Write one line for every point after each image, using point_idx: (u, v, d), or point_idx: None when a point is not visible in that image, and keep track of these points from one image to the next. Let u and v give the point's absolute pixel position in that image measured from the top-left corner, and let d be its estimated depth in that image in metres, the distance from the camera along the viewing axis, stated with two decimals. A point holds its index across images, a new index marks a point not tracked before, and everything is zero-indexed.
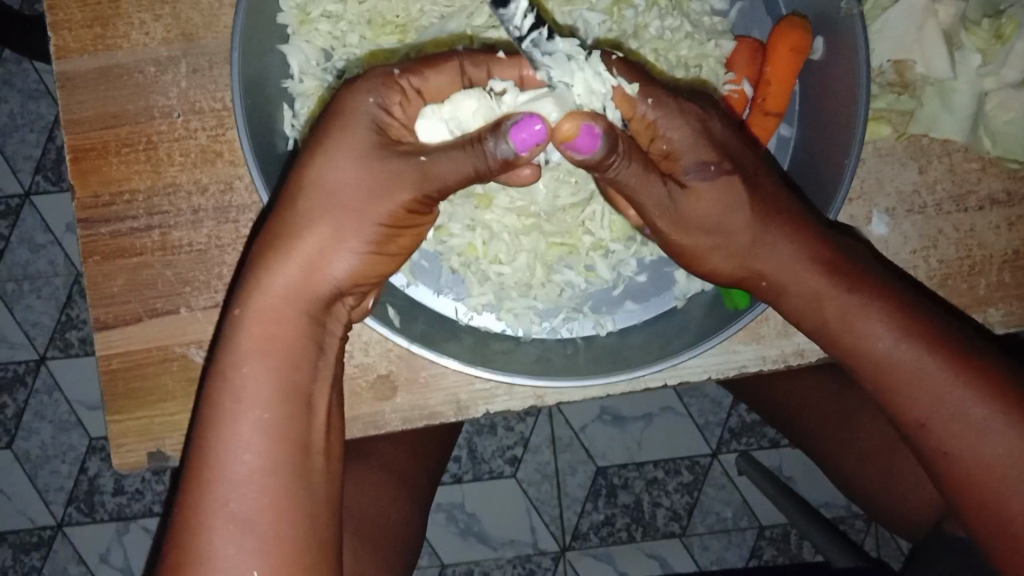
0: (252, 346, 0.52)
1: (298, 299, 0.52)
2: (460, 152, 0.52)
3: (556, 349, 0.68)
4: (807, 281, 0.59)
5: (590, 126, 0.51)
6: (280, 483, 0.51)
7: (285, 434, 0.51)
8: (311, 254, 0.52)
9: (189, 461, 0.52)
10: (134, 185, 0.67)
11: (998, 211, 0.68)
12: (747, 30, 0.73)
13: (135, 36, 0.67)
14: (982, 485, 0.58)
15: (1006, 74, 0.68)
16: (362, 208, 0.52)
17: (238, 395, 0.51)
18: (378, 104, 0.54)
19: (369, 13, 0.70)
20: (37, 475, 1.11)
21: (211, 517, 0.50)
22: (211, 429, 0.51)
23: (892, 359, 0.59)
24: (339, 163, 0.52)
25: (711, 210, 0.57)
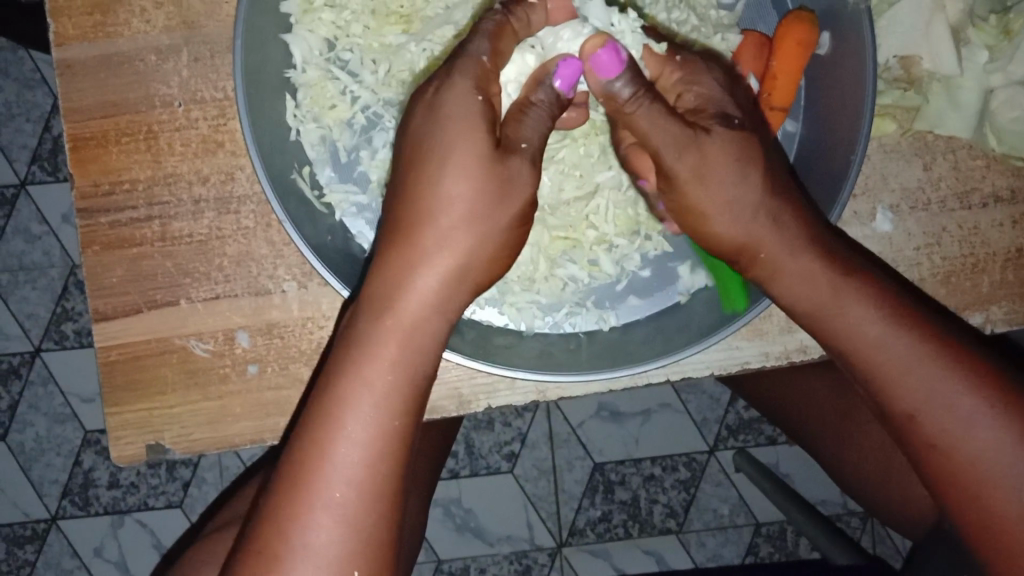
0: (392, 351, 0.51)
1: (435, 308, 0.52)
2: (529, 113, 0.56)
3: (559, 343, 0.67)
4: (799, 262, 0.57)
5: (613, 44, 0.56)
6: (391, 488, 0.50)
7: (405, 440, 0.51)
8: (451, 262, 0.52)
9: (298, 456, 0.50)
10: (134, 175, 0.67)
11: (1002, 209, 0.68)
12: (753, 24, 0.72)
13: (136, 23, 0.66)
14: (967, 484, 0.55)
15: (1013, 70, 0.68)
16: (497, 219, 0.53)
17: (370, 397, 0.50)
18: (485, 96, 0.53)
19: (373, 3, 0.69)
20: (32, 468, 1.10)
21: (320, 516, 0.48)
22: (332, 426, 0.50)
23: (883, 346, 0.56)
24: (470, 166, 0.52)
25: (728, 163, 0.56)
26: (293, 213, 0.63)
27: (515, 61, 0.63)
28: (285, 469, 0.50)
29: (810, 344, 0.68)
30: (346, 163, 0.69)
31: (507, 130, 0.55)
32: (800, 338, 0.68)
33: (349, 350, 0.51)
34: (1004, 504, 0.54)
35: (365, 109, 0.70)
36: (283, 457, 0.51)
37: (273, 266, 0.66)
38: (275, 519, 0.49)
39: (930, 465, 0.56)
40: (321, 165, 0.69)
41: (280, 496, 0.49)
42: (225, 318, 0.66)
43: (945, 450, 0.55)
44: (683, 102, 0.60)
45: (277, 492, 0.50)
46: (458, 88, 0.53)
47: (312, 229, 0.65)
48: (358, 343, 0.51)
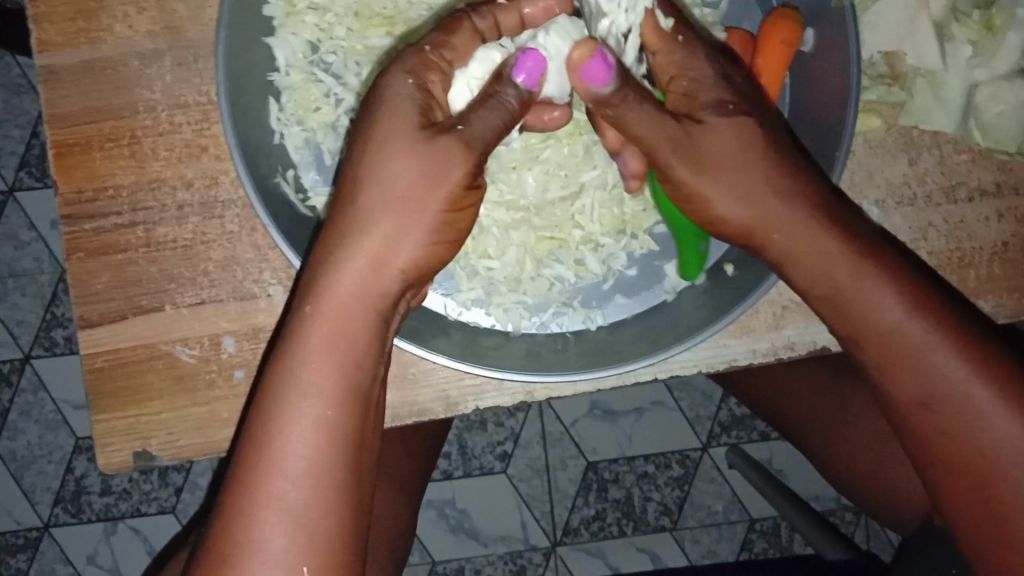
0: (322, 341, 0.52)
1: (365, 297, 0.53)
2: (485, 108, 0.56)
3: (546, 344, 0.67)
4: (822, 247, 0.57)
5: (603, 53, 0.55)
6: (337, 480, 0.51)
7: (344, 430, 0.51)
8: (377, 248, 0.53)
9: (243, 451, 0.51)
10: (118, 181, 0.66)
11: (988, 203, 0.68)
12: (738, 23, 0.72)
13: (118, 28, 0.66)
14: (976, 473, 0.55)
15: (997, 66, 0.68)
16: (422, 200, 0.53)
17: (302, 389, 0.51)
18: (415, 83, 0.55)
19: (357, 5, 0.69)
20: (23, 475, 1.10)
21: (264, 508, 0.49)
22: (270, 420, 0.51)
23: (903, 331, 0.56)
24: (392, 154, 0.53)
25: (727, 143, 0.57)
26: (277, 217, 0.63)
27: (480, 58, 0.61)
28: (233, 466, 0.51)
29: (797, 341, 0.68)
30: (330, 165, 0.69)
31: (456, 120, 0.55)
32: (788, 335, 0.68)
33: (286, 346, 0.52)
34: (1011, 491, 0.54)
35: (349, 111, 0.69)
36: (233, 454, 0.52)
37: (260, 270, 0.66)
38: (227, 516, 0.50)
39: (937, 452, 0.56)
40: (305, 169, 0.69)
41: (230, 493, 0.51)
42: (211, 323, 0.66)
43: (953, 437, 0.55)
44: (678, 86, 0.59)
45: (227, 491, 0.51)
46: (389, 80, 0.55)
47: (297, 233, 0.65)
48: (292, 336, 0.52)
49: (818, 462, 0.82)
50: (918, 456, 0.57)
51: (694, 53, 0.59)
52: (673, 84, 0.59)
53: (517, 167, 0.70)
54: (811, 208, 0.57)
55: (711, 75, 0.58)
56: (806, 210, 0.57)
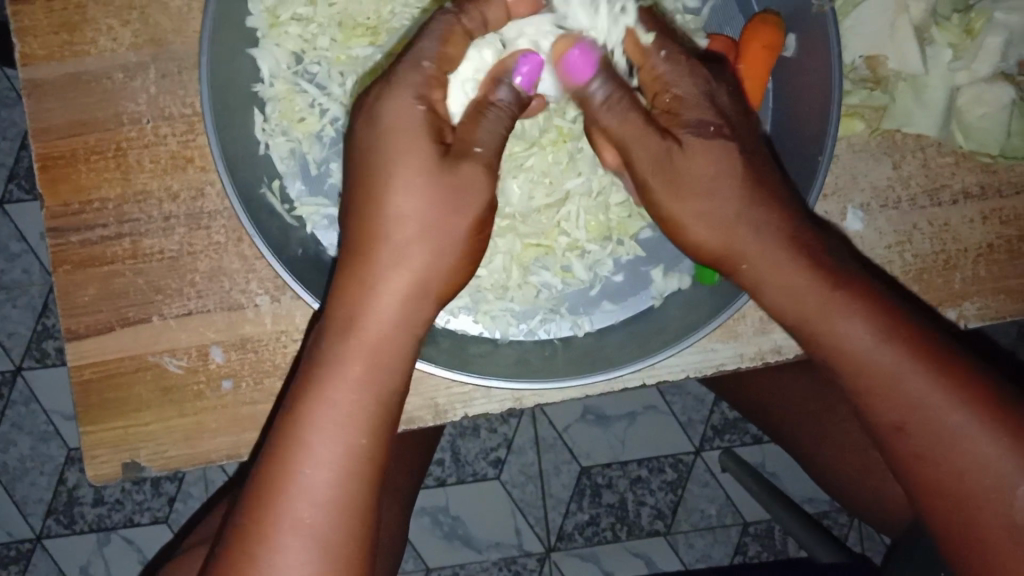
0: (356, 371, 0.52)
1: (396, 326, 0.53)
2: (492, 119, 0.57)
3: (533, 350, 0.68)
4: (789, 276, 0.57)
5: (584, 47, 0.62)
6: (359, 503, 0.52)
7: (370, 454, 0.52)
8: (407, 276, 0.53)
9: (264, 474, 0.52)
10: (104, 193, 0.66)
11: (972, 205, 0.69)
12: (720, 28, 0.72)
13: (103, 41, 0.66)
14: (950, 495, 0.55)
15: (977, 69, 0.69)
16: (448, 228, 0.53)
17: (331, 417, 0.51)
18: (423, 102, 0.54)
19: (340, 15, 0.69)
20: (15, 487, 1.10)
21: (286, 532, 0.50)
22: (293, 445, 0.51)
23: (874, 361, 0.56)
24: (415, 180, 0.52)
25: (706, 169, 0.56)
26: (262, 227, 0.63)
27: (472, 57, 0.65)
28: (253, 486, 0.52)
29: (784, 345, 0.68)
30: (316, 176, 0.69)
31: (467, 137, 0.55)
32: (775, 338, 0.68)
33: (313, 372, 0.52)
34: (990, 516, 0.54)
35: (335, 121, 0.69)
36: (252, 475, 0.53)
37: (246, 280, 0.66)
38: (245, 538, 0.51)
39: (917, 476, 0.56)
40: (291, 179, 0.69)
41: (250, 514, 0.51)
42: (199, 333, 0.66)
43: (934, 462, 0.55)
44: (662, 101, 0.59)
45: (244, 507, 0.52)
46: (395, 100, 0.53)
47: (284, 243, 0.65)
48: (319, 363, 0.52)
49: (808, 463, 0.82)
50: (903, 477, 0.57)
51: (681, 69, 0.59)
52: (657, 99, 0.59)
53: (501, 173, 0.70)
54: (785, 233, 0.57)
55: (699, 94, 0.58)
56: (780, 236, 0.57)
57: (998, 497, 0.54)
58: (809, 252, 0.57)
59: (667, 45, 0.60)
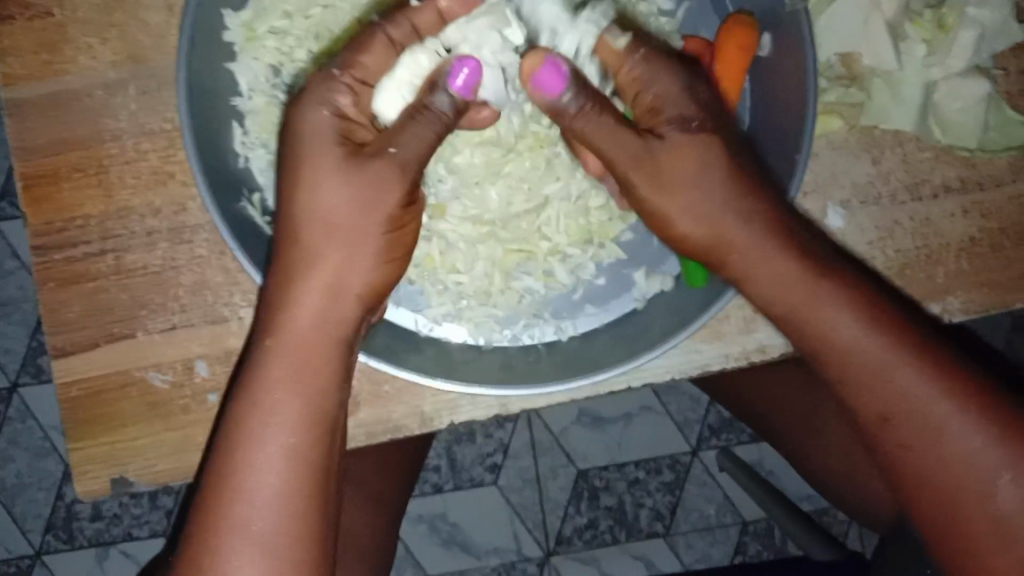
0: (280, 369, 0.54)
1: (321, 322, 0.56)
2: (415, 121, 0.57)
3: (518, 356, 0.68)
4: (774, 268, 0.59)
5: (557, 62, 0.59)
6: (301, 503, 0.53)
7: (306, 453, 0.54)
8: (330, 276, 0.56)
9: (210, 482, 0.54)
10: (87, 210, 0.67)
11: (954, 198, 0.69)
12: (695, 29, 0.72)
13: (82, 59, 0.66)
14: (936, 483, 0.57)
15: (951, 64, 0.68)
16: (365, 224, 0.56)
17: (262, 416, 0.54)
18: (332, 114, 0.57)
19: (317, 27, 0.69)
20: (14, 504, 1.10)
21: (229, 534, 0.52)
22: (233, 451, 0.53)
23: (860, 348, 0.57)
24: (328, 184, 0.56)
25: (689, 164, 0.59)
26: (242, 240, 0.63)
27: (408, 64, 0.62)
28: (202, 493, 0.55)
29: (769, 343, 0.68)
30: None
31: (387, 140, 0.57)
32: (759, 338, 0.68)
33: (247, 379, 0.55)
34: (975, 504, 0.56)
35: None
36: (201, 485, 0.55)
37: (230, 294, 0.66)
38: (198, 544, 0.53)
39: (902, 466, 0.58)
40: (271, 191, 0.69)
41: (200, 523, 0.53)
42: (184, 347, 0.66)
43: (918, 451, 0.57)
44: (643, 98, 0.61)
45: (194, 517, 0.54)
46: (307, 113, 0.57)
47: (265, 255, 0.65)
48: (251, 368, 0.55)
49: (800, 457, 0.82)
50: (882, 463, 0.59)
51: (658, 66, 0.61)
52: (640, 97, 0.61)
53: (479, 181, 0.70)
54: (769, 229, 0.59)
55: (677, 90, 0.60)
56: (761, 229, 0.59)
57: (980, 487, 0.56)
58: (790, 245, 0.59)
59: (642, 44, 0.62)
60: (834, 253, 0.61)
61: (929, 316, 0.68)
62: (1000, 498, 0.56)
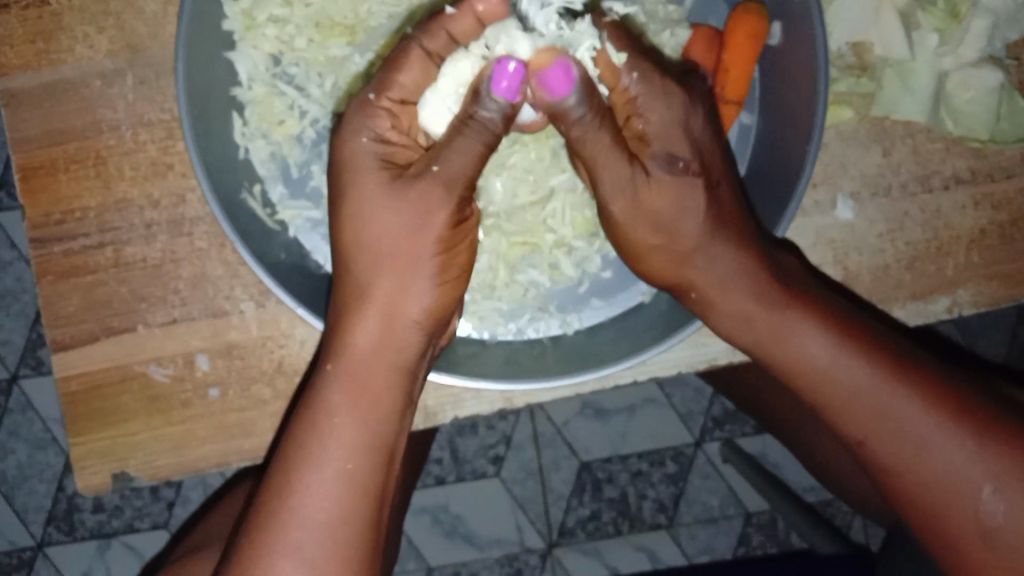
0: (343, 396, 0.54)
1: (381, 348, 0.55)
2: (463, 136, 0.55)
3: (523, 350, 0.67)
4: (733, 298, 0.59)
5: (564, 63, 0.56)
6: (353, 532, 0.52)
7: (361, 480, 0.53)
8: (384, 301, 0.55)
9: (259, 510, 0.53)
10: (85, 202, 0.66)
11: (964, 190, 0.68)
12: (703, 19, 0.71)
13: (79, 49, 0.65)
14: (936, 501, 0.56)
15: (963, 53, 0.68)
16: (417, 248, 0.55)
17: (322, 441, 0.53)
18: (373, 139, 0.57)
19: (317, 16, 0.68)
20: (15, 496, 1.09)
21: (281, 557, 0.51)
22: (288, 477, 0.53)
23: (829, 378, 0.58)
24: (380, 207, 0.55)
25: (666, 202, 0.58)
26: (244, 233, 0.62)
27: (449, 73, 0.60)
28: (252, 515, 0.53)
29: None
30: (298, 178, 0.69)
31: (431, 160, 0.56)
32: None
33: (306, 406, 0.55)
34: (960, 520, 0.55)
35: (315, 123, 0.68)
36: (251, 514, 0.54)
37: (230, 287, 0.66)
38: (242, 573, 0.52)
39: (897, 485, 0.57)
40: (273, 182, 0.68)
41: (245, 550, 0.52)
42: (184, 341, 0.65)
43: (902, 471, 0.56)
44: (633, 127, 0.59)
45: (236, 542, 0.53)
46: (349, 143, 0.57)
47: (266, 248, 0.65)
48: (310, 394, 0.55)
49: (806, 450, 0.81)
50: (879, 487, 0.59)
51: (655, 95, 0.58)
52: (630, 123, 0.59)
53: (484, 172, 0.69)
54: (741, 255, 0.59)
55: (672, 124, 0.58)
56: (729, 253, 0.59)
57: (963, 503, 0.55)
58: (755, 272, 0.59)
59: (639, 65, 0.58)
60: (799, 279, 0.61)
61: (938, 309, 0.68)
62: (986, 512, 0.55)
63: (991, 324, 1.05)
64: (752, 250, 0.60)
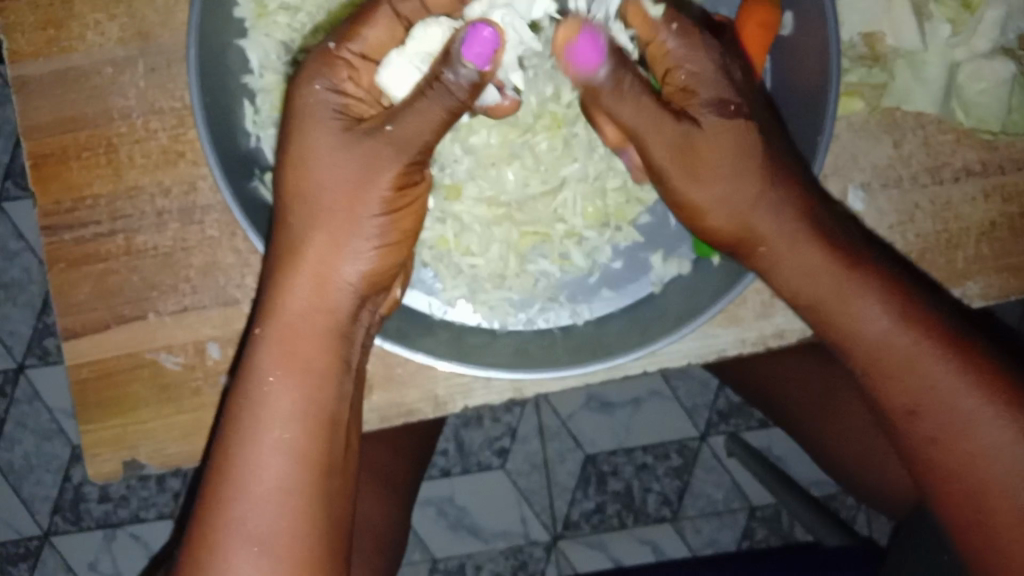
0: (275, 362, 0.55)
1: (314, 311, 0.56)
2: (425, 99, 0.55)
3: (532, 339, 0.67)
4: (804, 255, 0.59)
5: (589, 31, 0.57)
6: (300, 498, 0.54)
7: (302, 451, 0.54)
8: (317, 264, 0.56)
9: (205, 483, 0.55)
10: (96, 189, 0.66)
11: (975, 182, 0.68)
12: (714, 8, 0.71)
13: (90, 36, 0.65)
14: (975, 480, 0.58)
15: (976, 44, 0.67)
16: (356, 208, 0.55)
17: (255, 410, 0.54)
18: (329, 89, 0.56)
19: (327, 3, 0.68)
20: (22, 485, 1.09)
21: (228, 533, 0.53)
22: (226, 447, 0.54)
23: (888, 337, 0.59)
24: (318, 163, 0.55)
25: (725, 148, 0.57)
26: (254, 222, 0.62)
27: (418, 37, 0.58)
28: (202, 490, 0.55)
29: (787, 328, 0.67)
30: None
31: (387, 117, 0.55)
32: (777, 322, 0.67)
33: (241, 375, 0.56)
34: (1003, 498, 0.57)
35: None
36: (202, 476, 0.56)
37: (240, 276, 0.66)
38: (195, 543, 0.54)
39: (934, 462, 0.59)
40: None
41: (197, 522, 0.54)
42: (194, 329, 0.65)
43: (945, 443, 0.58)
44: (675, 78, 0.59)
45: (192, 519, 0.55)
46: (301, 91, 0.56)
47: None
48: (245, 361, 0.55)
49: (815, 441, 0.81)
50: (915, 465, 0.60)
51: (694, 47, 0.59)
52: (670, 77, 0.59)
53: (495, 163, 0.69)
54: (799, 212, 0.59)
55: (713, 68, 0.58)
56: (800, 218, 0.59)
57: (1010, 479, 0.57)
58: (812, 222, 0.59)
59: (679, 18, 0.59)
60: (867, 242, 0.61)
61: None
62: None
63: None
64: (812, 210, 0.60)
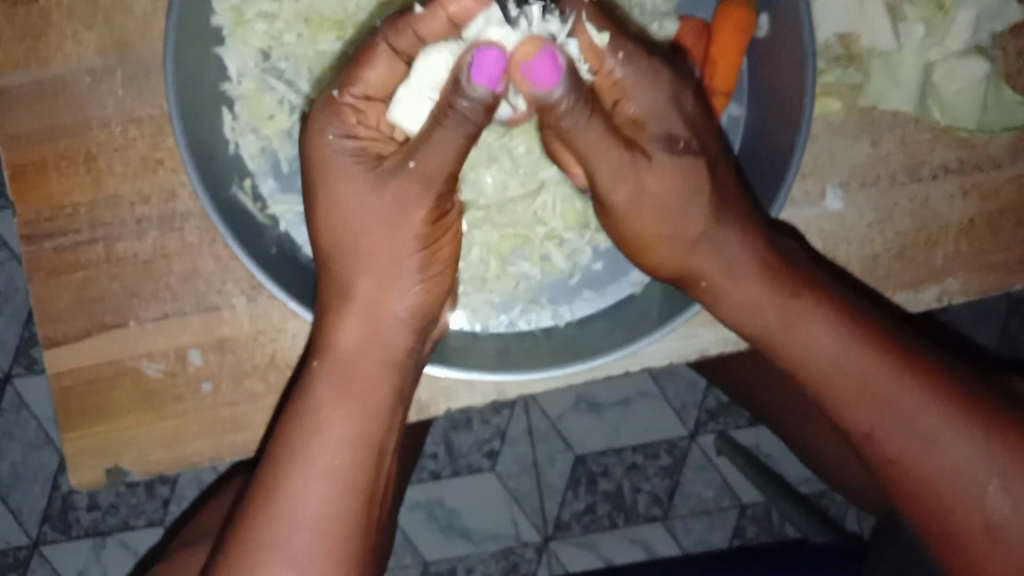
0: (330, 395, 0.56)
1: (367, 346, 0.57)
2: (442, 128, 0.53)
3: (515, 342, 0.67)
4: (747, 284, 0.60)
5: (549, 49, 0.53)
6: (344, 527, 0.55)
7: (350, 482, 0.56)
8: (368, 300, 0.57)
9: (247, 506, 0.56)
10: (76, 198, 0.66)
11: (952, 179, 0.68)
12: (691, 10, 0.71)
13: (68, 45, 0.65)
14: (933, 495, 0.58)
15: (950, 44, 0.68)
16: (399, 247, 0.57)
17: (309, 440, 0.56)
18: (340, 136, 0.57)
19: (305, 11, 0.68)
20: (11, 495, 1.09)
21: (269, 557, 0.54)
22: (274, 474, 0.56)
23: (838, 363, 0.59)
24: (356, 202, 0.56)
25: (670, 184, 0.59)
26: (233, 228, 0.62)
27: (421, 69, 0.57)
28: (242, 510, 0.57)
29: None
30: (288, 173, 0.69)
31: (407, 153, 0.55)
32: None
33: (294, 405, 0.57)
34: (963, 513, 0.57)
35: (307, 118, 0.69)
36: (244, 500, 0.57)
37: (221, 282, 0.66)
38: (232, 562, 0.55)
39: (895, 481, 0.59)
40: (262, 177, 0.68)
41: (235, 542, 0.55)
42: (175, 336, 0.66)
43: (904, 463, 0.58)
44: (625, 112, 0.60)
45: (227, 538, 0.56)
46: (315, 133, 0.57)
47: (254, 241, 0.64)
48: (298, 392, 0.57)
49: (799, 438, 0.82)
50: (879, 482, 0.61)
51: (642, 77, 0.59)
52: (619, 108, 0.60)
53: (474, 167, 0.69)
54: (743, 238, 0.60)
55: (662, 98, 0.59)
56: (748, 245, 0.60)
57: (969, 495, 0.57)
58: (754, 248, 0.60)
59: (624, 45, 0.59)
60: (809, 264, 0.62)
61: (927, 299, 0.68)
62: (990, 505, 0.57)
63: (982, 315, 1.06)
64: (758, 236, 0.61)
